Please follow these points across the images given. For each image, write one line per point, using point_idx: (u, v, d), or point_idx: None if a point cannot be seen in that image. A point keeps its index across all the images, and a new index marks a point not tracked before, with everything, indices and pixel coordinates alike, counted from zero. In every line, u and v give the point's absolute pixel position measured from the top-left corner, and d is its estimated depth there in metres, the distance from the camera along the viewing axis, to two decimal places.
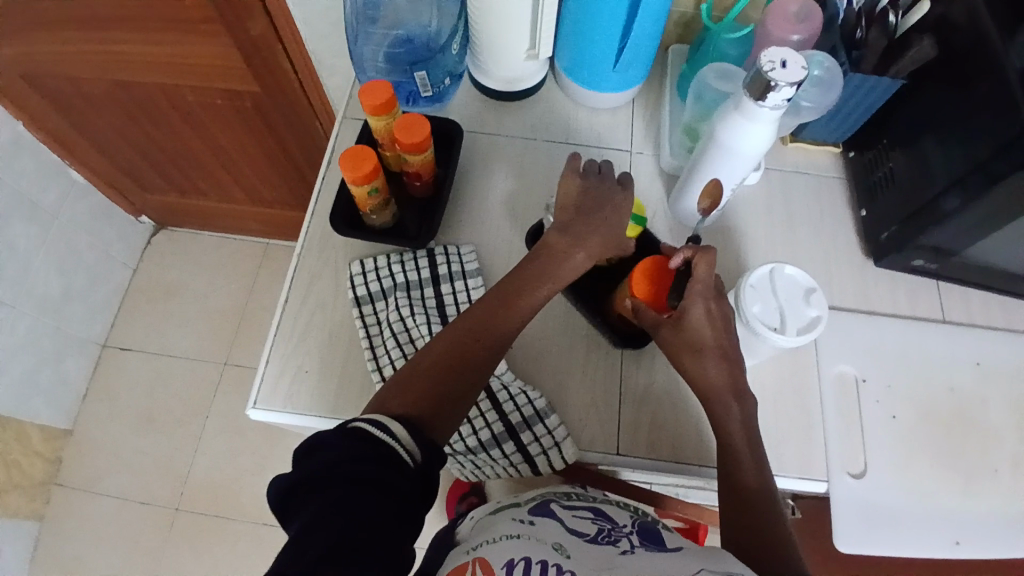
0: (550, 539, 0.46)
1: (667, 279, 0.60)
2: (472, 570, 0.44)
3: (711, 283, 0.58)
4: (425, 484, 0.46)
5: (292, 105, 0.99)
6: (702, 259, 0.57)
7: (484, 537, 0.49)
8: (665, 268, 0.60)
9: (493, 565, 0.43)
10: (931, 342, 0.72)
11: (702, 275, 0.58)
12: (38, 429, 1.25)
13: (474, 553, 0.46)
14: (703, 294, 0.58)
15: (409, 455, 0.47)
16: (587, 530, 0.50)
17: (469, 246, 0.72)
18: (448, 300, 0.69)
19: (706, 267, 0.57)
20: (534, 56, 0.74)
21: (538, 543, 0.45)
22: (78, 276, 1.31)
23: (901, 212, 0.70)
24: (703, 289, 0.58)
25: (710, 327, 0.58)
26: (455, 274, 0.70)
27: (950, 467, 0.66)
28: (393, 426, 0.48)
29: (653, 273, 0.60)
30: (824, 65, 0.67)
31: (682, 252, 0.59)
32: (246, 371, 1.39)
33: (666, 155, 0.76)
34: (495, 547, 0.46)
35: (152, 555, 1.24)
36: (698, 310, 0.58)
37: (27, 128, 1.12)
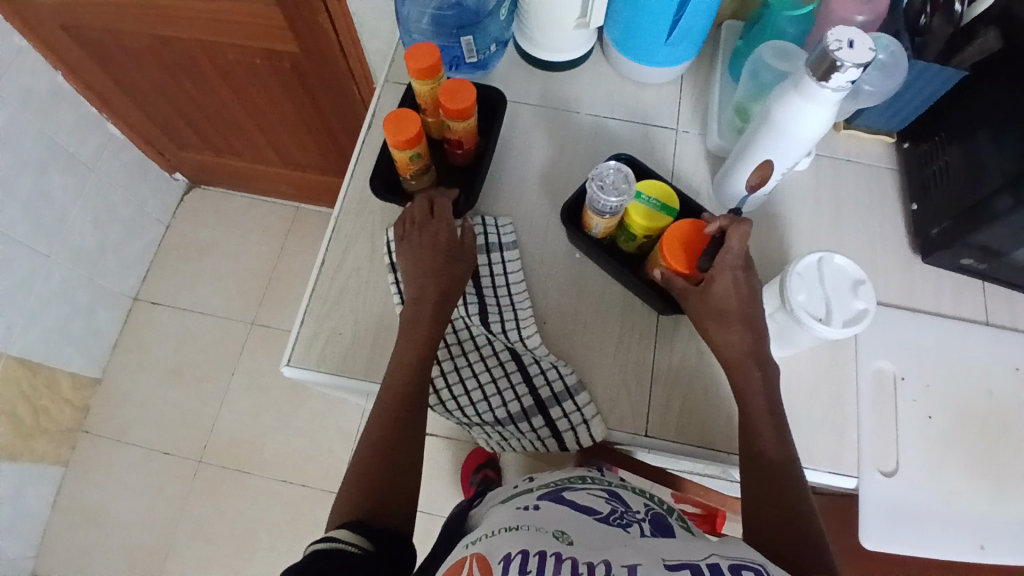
0: (552, 526, 0.46)
1: (699, 242, 0.59)
2: (469, 567, 0.42)
3: (741, 255, 0.59)
4: (390, 562, 0.48)
5: (329, 68, 0.98)
6: (735, 232, 0.58)
7: (484, 530, 0.48)
8: (699, 230, 0.59)
9: (489, 557, 0.42)
10: (973, 343, 0.69)
11: (733, 246, 0.58)
12: (68, 376, 1.28)
13: (473, 546, 0.45)
14: (733, 263, 0.59)
15: (361, 544, 0.47)
16: (600, 508, 0.50)
17: (507, 218, 0.71)
18: (484, 271, 0.69)
19: (739, 241, 0.58)
20: (584, 25, 0.72)
21: (539, 533, 0.44)
22: (112, 229, 1.33)
23: (953, 208, 0.67)
24: (733, 258, 0.59)
25: (735, 296, 0.59)
26: (492, 245, 0.70)
27: (982, 472, 0.65)
28: (338, 534, 0.48)
29: (683, 234, 0.59)
30: (889, 49, 0.64)
31: (717, 223, 0.59)
32: (273, 332, 1.41)
33: (713, 136, 0.74)
34: (494, 540, 0.45)
35: (174, 504, 1.27)
36: (726, 280, 0.58)
37: (66, 78, 1.14)
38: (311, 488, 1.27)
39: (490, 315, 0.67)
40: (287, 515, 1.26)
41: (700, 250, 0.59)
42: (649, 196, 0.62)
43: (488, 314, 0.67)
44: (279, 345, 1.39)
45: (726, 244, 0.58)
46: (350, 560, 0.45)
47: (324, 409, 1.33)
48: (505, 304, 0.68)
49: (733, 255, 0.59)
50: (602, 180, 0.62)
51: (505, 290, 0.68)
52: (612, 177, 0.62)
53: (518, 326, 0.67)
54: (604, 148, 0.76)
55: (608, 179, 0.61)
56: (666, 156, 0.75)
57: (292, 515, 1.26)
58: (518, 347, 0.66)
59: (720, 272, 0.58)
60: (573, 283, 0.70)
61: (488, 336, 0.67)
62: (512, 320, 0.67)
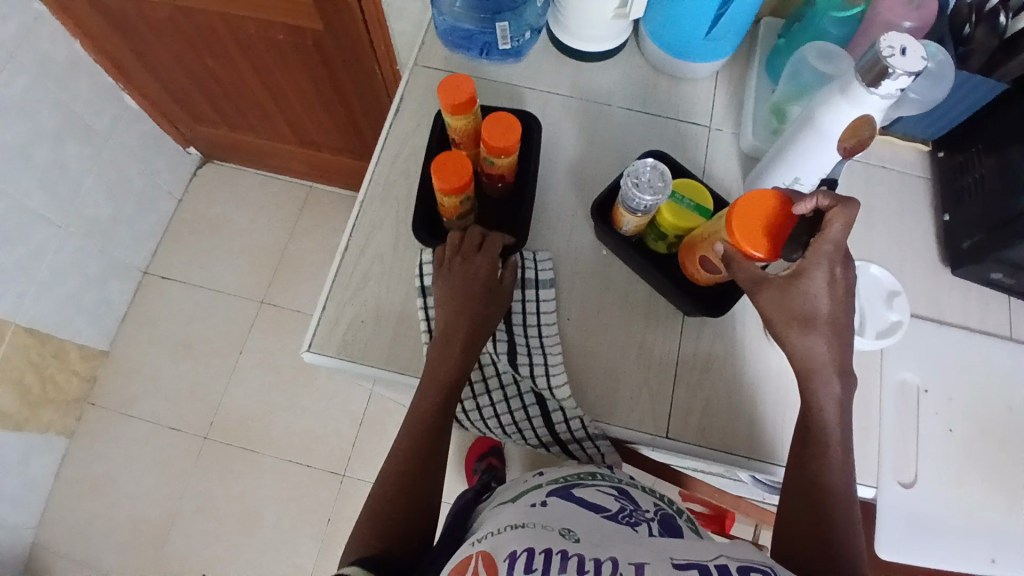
0: (558, 524, 0.45)
1: (786, 231, 0.52)
2: (474, 566, 0.42)
3: (842, 245, 0.53)
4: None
5: (354, 48, 0.96)
6: (839, 215, 0.52)
7: (490, 528, 0.48)
8: (788, 215, 0.51)
9: (495, 556, 0.42)
10: (998, 358, 0.69)
11: (833, 233, 0.52)
12: (77, 347, 1.28)
13: (478, 544, 0.45)
14: (831, 256, 0.53)
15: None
16: (608, 507, 0.49)
17: (546, 252, 0.69)
18: (517, 308, 0.66)
19: (840, 226, 0.52)
20: (623, 15, 0.70)
21: (545, 531, 0.44)
22: (125, 200, 1.31)
23: (987, 222, 0.66)
24: (832, 250, 0.53)
25: (827, 296, 0.54)
26: (528, 280, 0.67)
27: (1000, 488, 0.64)
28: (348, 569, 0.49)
29: (770, 223, 0.51)
30: (937, 58, 0.62)
31: (813, 199, 0.51)
32: (282, 311, 1.40)
33: (747, 133, 0.72)
34: (499, 538, 0.44)
35: (179, 479, 1.28)
36: (820, 278, 0.53)
37: (83, 46, 1.12)
38: (316, 468, 1.28)
39: (518, 355, 0.65)
40: (291, 494, 1.26)
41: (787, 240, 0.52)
42: (683, 196, 0.62)
43: (516, 353, 0.65)
44: (288, 324, 1.39)
45: (825, 229, 0.52)
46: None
47: (331, 391, 1.33)
48: (534, 344, 0.65)
49: (830, 243, 0.53)
50: (643, 176, 0.60)
51: (535, 332, 0.66)
52: (649, 173, 0.60)
53: (547, 372, 0.64)
54: (636, 143, 0.74)
55: (645, 175, 0.60)
56: (699, 153, 0.74)
57: (297, 494, 1.26)
58: (544, 394, 0.64)
59: (814, 265, 0.53)
60: (600, 281, 0.69)
61: (514, 375, 0.65)
62: (541, 364, 0.64)
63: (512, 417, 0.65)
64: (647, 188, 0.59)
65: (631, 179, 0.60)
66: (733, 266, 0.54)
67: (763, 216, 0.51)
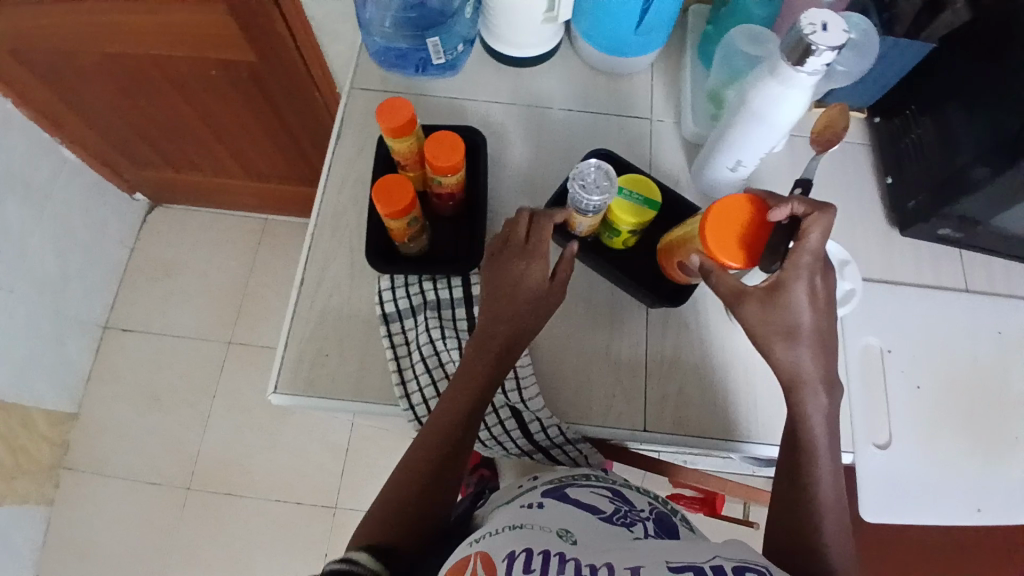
0: (556, 525, 0.45)
1: (765, 236, 0.53)
2: (472, 568, 0.41)
3: (820, 253, 0.53)
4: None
5: (290, 76, 0.94)
6: (817, 223, 0.52)
7: (483, 530, 0.47)
8: (765, 221, 0.53)
9: (493, 556, 0.41)
10: (955, 312, 0.71)
11: (811, 243, 0.52)
12: (43, 413, 1.24)
13: (474, 544, 0.44)
14: (810, 266, 0.53)
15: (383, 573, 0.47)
16: (603, 507, 0.49)
17: None
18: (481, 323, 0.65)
19: (818, 233, 0.52)
20: (552, 19, 0.70)
21: (542, 532, 0.44)
22: (74, 255, 1.27)
23: (928, 181, 0.68)
24: (811, 261, 0.53)
25: (811, 309, 0.54)
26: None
27: (971, 437, 0.66)
28: (356, 556, 0.47)
29: (747, 231, 0.53)
30: (860, 27, 0.64)
31: (793, 207, 0.52)
32: (252, 348, 1.37)
33: (688, 122, 0.73)
34: (495, 539, 0.43)
35: (166, 534, 1.24)
36: (801, 290, 0.53)
37: (13, 104, 1.08)
38: (306, 504, 1.26)
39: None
40: (284, 534, 1.24)
41: (767, 246, 0.53)
42: (631, 191, 0.62)
43: None
44: (261, 361, 1.36)
45: (803, 238, 0.52)
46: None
47: (311, 423, 1.31)
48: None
49: (808, 254, 0.52)
50: (587, 176, 0.59)
51: None
52: (591, 172, 0.59)
53: (518, 385, 0.63)
54: (581, 143, 0.75)
55: (586, 176, 0.59)
56: (643, 146, 0.75)
57: (289, 533, 1.24)
58: (519, 407, 0.63)
59: (794, 278, 0.53)
60: None
61: None
62: (511, 378, 0.64)
63: (490, 431, 0.65)
64: (591, 189, 0.59)
65: (578, 180, 0.59)
66: (711, 278, 0.54)
67: (739, 228, 0.53)
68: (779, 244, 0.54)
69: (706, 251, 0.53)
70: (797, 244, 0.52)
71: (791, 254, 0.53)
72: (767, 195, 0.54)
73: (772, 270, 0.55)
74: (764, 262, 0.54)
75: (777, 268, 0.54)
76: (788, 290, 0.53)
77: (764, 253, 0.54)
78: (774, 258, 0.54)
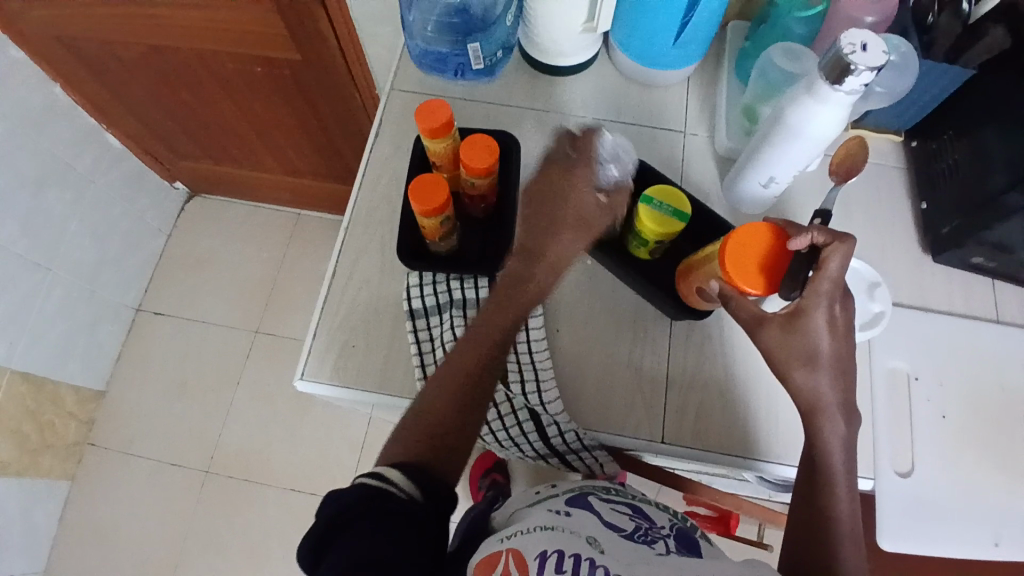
0: (583, 531, 0.46)
1: (784, 264, 0.53)
2: (506, 564, 0.44)
3: (840, 282, 0.52)
4: (439, 517, 0.49)
5: (330, 76, 0.97)
6: (836, 251, 0.50)
7: (516, 526, 0.49)
8: (783, 249, 0.53)
9: (526, 557, 0.44)
10: (986, 341, 0.69)
11: (830, 270, 0.51)
12: (72, 391, 1.28)
13: (507, 541, 0.47)
14: (829, 294, 0.52)
15: (414, 493, 0.49)
16: (624, 525, 0.48)
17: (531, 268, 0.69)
18: None
19: (838, 262, 0.51)
20: (591, 29, 0.71)
21: (572, 536, 0.45)
22: (112, 239, 1.32)
23: (963, 207, 0.67)
24: (830, 288, 0.52)
25: (829, 336, 0.53)
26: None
27: (997, 470, 0.65)
28: (389, 475, 0.49)
29: (765, 258, 0.53)
30: (899, 50, 0.63)
31: (812, 235, 0.51)
32: (276, 339, 1.40)
33: (722, 136, 0.74)
34: (528, 537, 0.46)
35: (182, 516, 1.27)
36: (821, 315, 0.52)
37: (62, 90, 1.13)
38: (319, 497, 1.27)
39: (510, 372, 0.65)
40: (297, 525, 1.25)
41: (786, 273, 0.53)
42: (660, 202, 0.62)
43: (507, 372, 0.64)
44: (284, 352, 1.39)
45: (821, 266, 0.51)
46: (397, 506, 0.46)
47: (330, 417, 1.33)
48: (525, 361, 0.65)
49: (829, 281, 0.51)
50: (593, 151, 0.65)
51: (525, 349, 0.65)
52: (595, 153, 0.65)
53: (539, 387, 0.64)
54: None
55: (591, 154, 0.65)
56: (675, 158, 0.75)
57: (301, 524, 1.25)
58: (538, 409, 0.64)
59: (814, 306, 0.52)
60: (585, 289, 0.70)
61: (507, 393, 0.65)
62: (533, 380, 0.64)
63: (508, 432, 0.66)
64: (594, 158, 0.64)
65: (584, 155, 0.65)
66: (731, 304, 0.55)
67: (758, 254, 0.53)
68: (800, 272, 0.52)
69: (725, 277, 0.54)
70: (816, 273, 0.51)
71: (810, 282, 0.52)
72: (787, 224, 0.54)
73: (791, 299, 0.53)
74: (783, 289, 0.53)
75: (797, 297, 0.53)
76: (808, 316, 0.52)
77: (784, 279, 0.53)
78: (794, 287, 0.52)
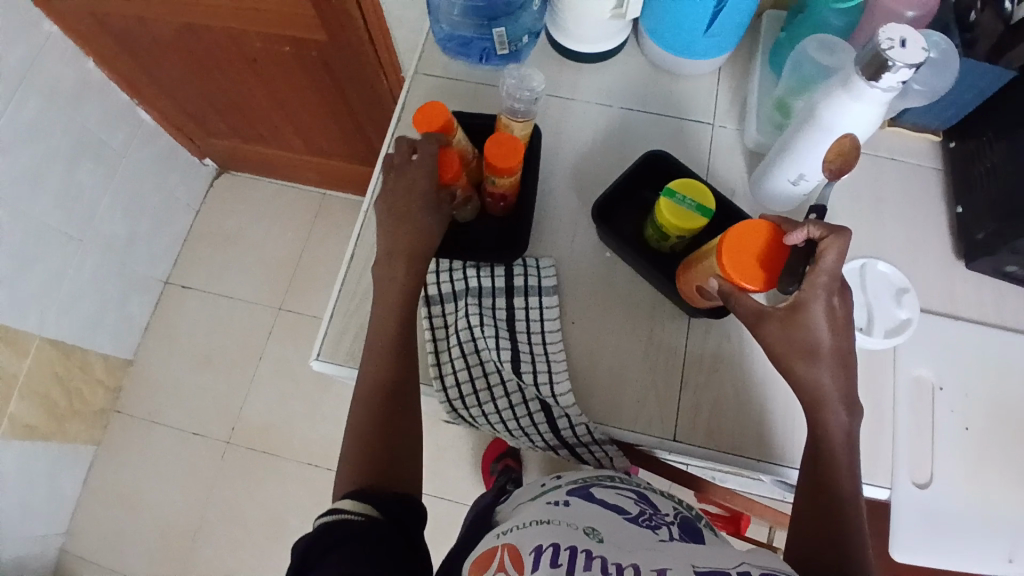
0: (582, 523, 0.45)
1: (782, 258, 0.51)
2: (501, 559, 0.43)
3: (837, 274, 0.51)
4: (403, 532, 0.50)
5: (356, 56, 0.96)
6: (832, 245, 0.50)
7: (513, 522, 0.49)
8: (780, 244, 0.51)
9: (522, 549, 0.42)
10: (1016, 353, 0.67)
11: (828, 263, 0.50)
12: (100, 359, 1.32)
13: (503, 536, 0.46)
14: (826, 287, 0.51)
15: (373, 513, 0.50)
16: (628, 509, 0.49)
17: (548, 259, 0.69)
18: (520, 315, 0.66)
19: (835, 255, 0.50)
20: (620, 15, 0.70)
21: (569, 529, 0.44)
22: (143, 213, 1.35)
23: (1001, 213, 0.64)
24: (827, 281, 0.51)
25: (829, 329, 0.53)
26: (530, 288, 0.67)
27: (1019, 487, 0.63)
28: (341, 505, 0.50)
29: (764, 253, 0.51)
30: (939, 46, 0.61)
31: (810, 231, 0.50)
32: (298, 318, 1.42)
33: (751, 129, 0.72)
34: (523, 532, 0.45)
35: (203, 484, 1.31)
36: (820, 309, 0.52)
37: (95, 65, 1.15)
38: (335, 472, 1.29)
39: (522, 362, 0.64)
40: (313, 498, 1.28)
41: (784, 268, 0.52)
42: (684, 196, 0.61)
43: (520, 361, 0.64)
44: (305, 330, 1.41)
45: (818, 260, 0.50)
46: (357, 529, 0.47)
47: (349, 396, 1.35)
48: (539, 351, 0.65)
49: (825, 274, 0.51)
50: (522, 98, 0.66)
51: (539, 339, 0.65)
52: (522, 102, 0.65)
53: (551, 379, 0.64)
54: (637, 144, 0.74)
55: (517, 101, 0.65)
56: (702, 150, 0.73)
57: (316, 498, 1.28)
58: (549, 401, 0.63)
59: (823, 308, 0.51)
60: (602, 282, 0.69)
61: (519, 383, 0.64)
62: (546, 371, 0.64)
63: (517, 423, 0.64)
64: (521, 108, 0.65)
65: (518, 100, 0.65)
66: (730, 301, 0.53)
67: (755, 249, 0.51)
68: (798, 266, 0.52)
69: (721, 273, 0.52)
70: (811, 268, 0.51)
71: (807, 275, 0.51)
72: (782, 220, 0.52)
73: (789, 293, 0.53)
74: (783, 283, 0.52)
75: (794, 291, 0.53)
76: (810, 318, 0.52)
77: (781, 275, 0.52)
78: (793, 280, 0.52)
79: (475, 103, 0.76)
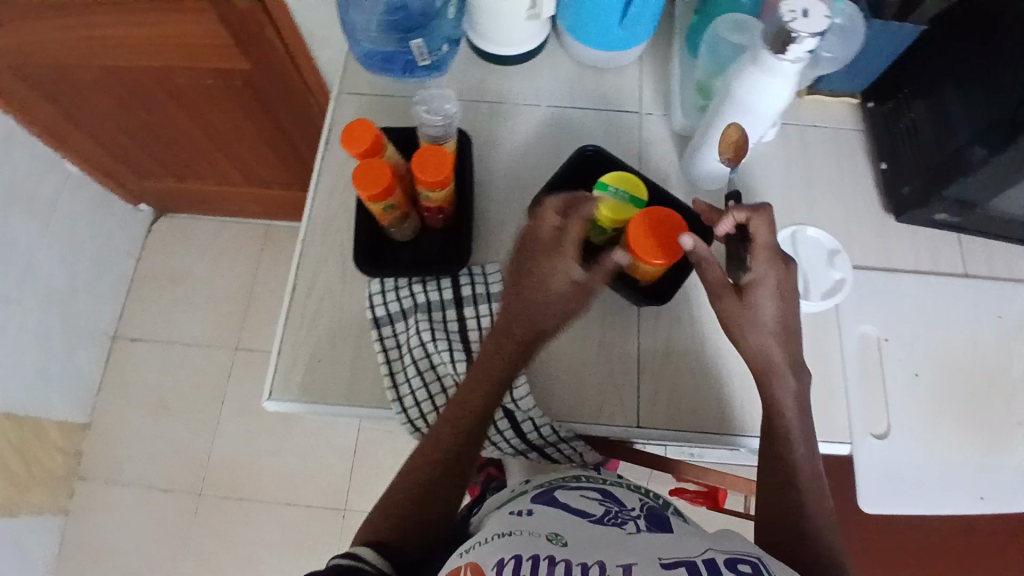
0: (544, 530, 0.45)
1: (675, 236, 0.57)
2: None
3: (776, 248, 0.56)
4: None
5: (283, 80, 0.95)
6: (760, 223, 0.56)
7: (473, 539, 0.47)
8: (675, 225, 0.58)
9: (482, 565, 0.41)
10: (953, 298, 0.70)
11: (764, 238, 0.56)
12: (55, 424, 1.26)
13: (466, 554, 0.44)
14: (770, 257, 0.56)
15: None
16: (593, 510, 0.49)
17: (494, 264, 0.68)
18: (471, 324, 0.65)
19: (766, 231, 0.56)
20: (536, 16, 0.70)
21: (531, 538, 0.43)
22: (81, 265, 1.29)
23: (924, 166, 0.67)
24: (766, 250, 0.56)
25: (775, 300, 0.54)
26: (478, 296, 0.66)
27: (972, 425, 0.66)
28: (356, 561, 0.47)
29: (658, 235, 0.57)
30: (846, 13, 0.63)
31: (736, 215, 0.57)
32: (257, 354, 1.39)
33: (677, 115, 0.73)
34: (486, 548, 0.43)
35: (178, 537, 1.26)
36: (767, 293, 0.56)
37: (21, 122, 1.09)
38: (315, 505, 1.27)
39: None
40: (296, 535, 1.25)
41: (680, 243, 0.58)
42: (617, 188, 0.62)
43: None
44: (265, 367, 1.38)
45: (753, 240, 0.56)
46: None
47: (318, 428, 1.32)
48: None
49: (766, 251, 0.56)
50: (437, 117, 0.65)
51: None
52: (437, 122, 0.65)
53: None
54: (570, 140, 0.75)
55: (432, 120, 0.64)
56: (633, 141, 0.74)
57: (298, 536, 1.25)
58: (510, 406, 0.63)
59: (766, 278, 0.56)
60: None
61: None
62: None
63: None
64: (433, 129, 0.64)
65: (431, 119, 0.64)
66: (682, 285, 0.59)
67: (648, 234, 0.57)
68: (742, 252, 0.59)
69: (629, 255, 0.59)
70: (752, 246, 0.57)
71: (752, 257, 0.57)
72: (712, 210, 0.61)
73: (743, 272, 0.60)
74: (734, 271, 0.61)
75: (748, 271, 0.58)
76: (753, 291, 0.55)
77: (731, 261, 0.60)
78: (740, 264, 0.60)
79: (404, 117, 0.76)
